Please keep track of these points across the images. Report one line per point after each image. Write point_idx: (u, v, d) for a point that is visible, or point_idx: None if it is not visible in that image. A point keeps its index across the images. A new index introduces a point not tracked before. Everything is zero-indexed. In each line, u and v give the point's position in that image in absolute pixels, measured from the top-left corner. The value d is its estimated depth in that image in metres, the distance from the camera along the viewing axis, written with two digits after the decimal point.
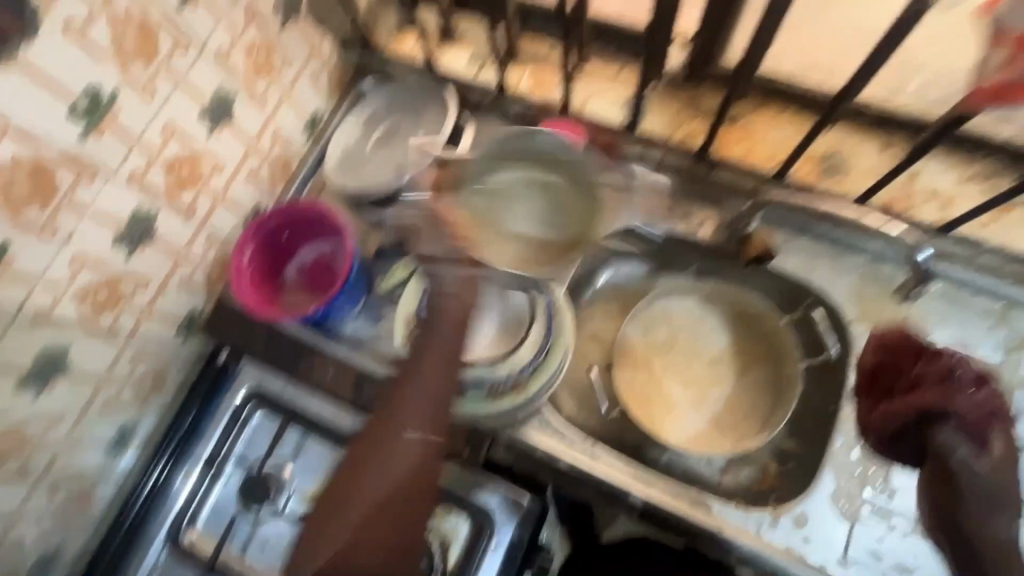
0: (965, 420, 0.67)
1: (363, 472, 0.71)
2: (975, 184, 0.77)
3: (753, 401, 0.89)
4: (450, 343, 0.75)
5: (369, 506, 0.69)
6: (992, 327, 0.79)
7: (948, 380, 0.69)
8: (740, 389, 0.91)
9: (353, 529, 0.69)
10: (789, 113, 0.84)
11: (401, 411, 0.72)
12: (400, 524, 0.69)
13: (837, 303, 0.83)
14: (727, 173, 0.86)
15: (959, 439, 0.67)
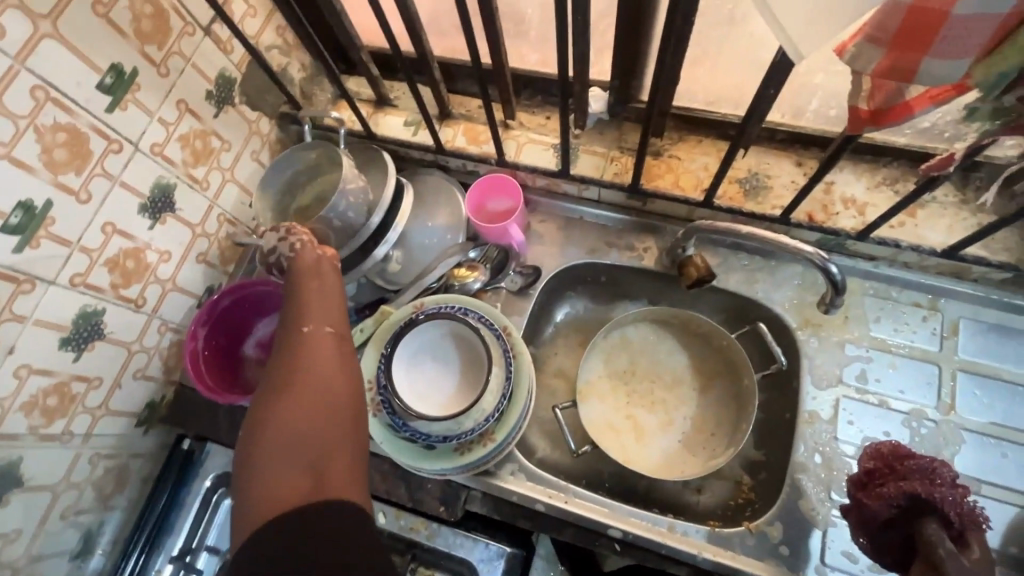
0: (954, 526, 0.65)
1: (289, 375, 0.61)
2: (884, 189, 0.83)
3: (717, 417, 0.92)
4: (316, 265, 0.71)
5: (297, 406, 0.58)
6: (924, 317, 0.84)
7: (942, 485, 0.66)
8: (704, 405, 0.93)
9: (292, 431, 0.56)
10: (707, 142, 0.90)
11: (293, 320, 0.66)
12: (312, 415, 0.58)
13: (779, 312, 0.87)
14: (659, 202, 0.91)
15: (945, 538, 0.64)
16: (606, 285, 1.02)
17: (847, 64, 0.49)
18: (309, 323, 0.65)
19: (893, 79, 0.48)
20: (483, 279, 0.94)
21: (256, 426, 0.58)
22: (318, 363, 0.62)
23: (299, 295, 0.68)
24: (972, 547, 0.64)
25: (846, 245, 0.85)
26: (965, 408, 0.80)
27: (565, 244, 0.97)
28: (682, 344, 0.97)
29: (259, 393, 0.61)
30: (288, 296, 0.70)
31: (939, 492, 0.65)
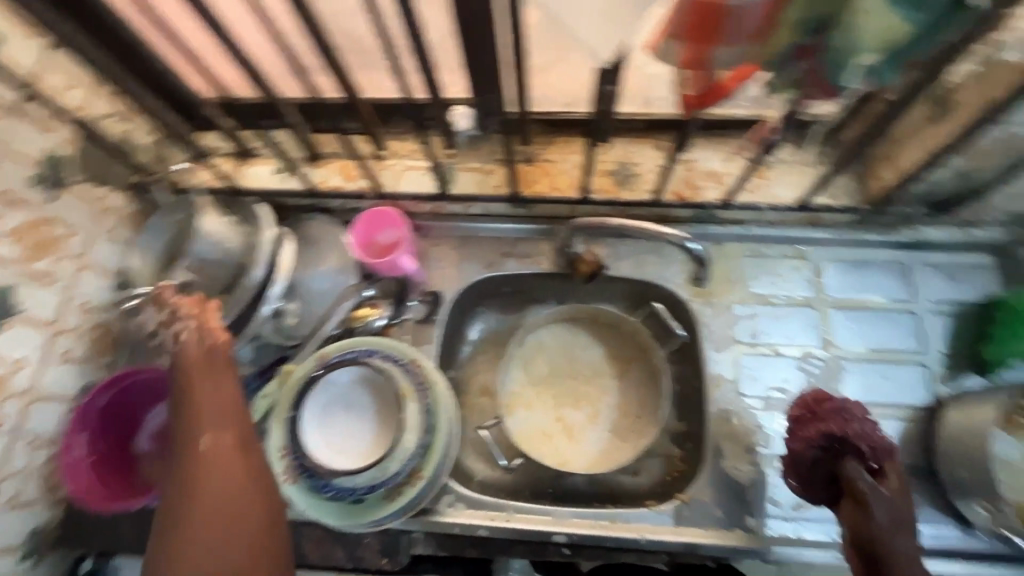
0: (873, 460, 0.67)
1: (192, 490, 0.61)
2: (737, 158, 0.90)
3: (639, 399, 0.95)
4: (204, 356, 0.68)
5: (204, 525, 0.60)
6: (796, 267, 0.92)
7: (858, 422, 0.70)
8: (624, 391, 0.96)
9: (206, 546, 0.59)
10: (574, 141, 0.93)
11: (190, 424, 0.65)
12: (223, 530, 0.60)
13: (673, 289, 0.92)
14: (543, 206, 0.93)
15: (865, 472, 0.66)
16: (513, 294, 1.02)
17: (657, 58, 0.52)
18: (202, 425, 0.64)
19: (695, 68, 0.52)
20: (387, 314, 0.92)
21: (170, 542, 0.59)
22: (226, 469, 0.63)
23: (188, 395, 0.66)
24: (889, 478, 0.66)
25: (716, 214, 0.91)
26: (844, 342, 0.88)
27: (462, 263, 0.96)
28: (595, 337, 1.00)
29: (167, 502, 0.62)
30: (175, 394, 0.67)
31: (850, 426, 0.69)
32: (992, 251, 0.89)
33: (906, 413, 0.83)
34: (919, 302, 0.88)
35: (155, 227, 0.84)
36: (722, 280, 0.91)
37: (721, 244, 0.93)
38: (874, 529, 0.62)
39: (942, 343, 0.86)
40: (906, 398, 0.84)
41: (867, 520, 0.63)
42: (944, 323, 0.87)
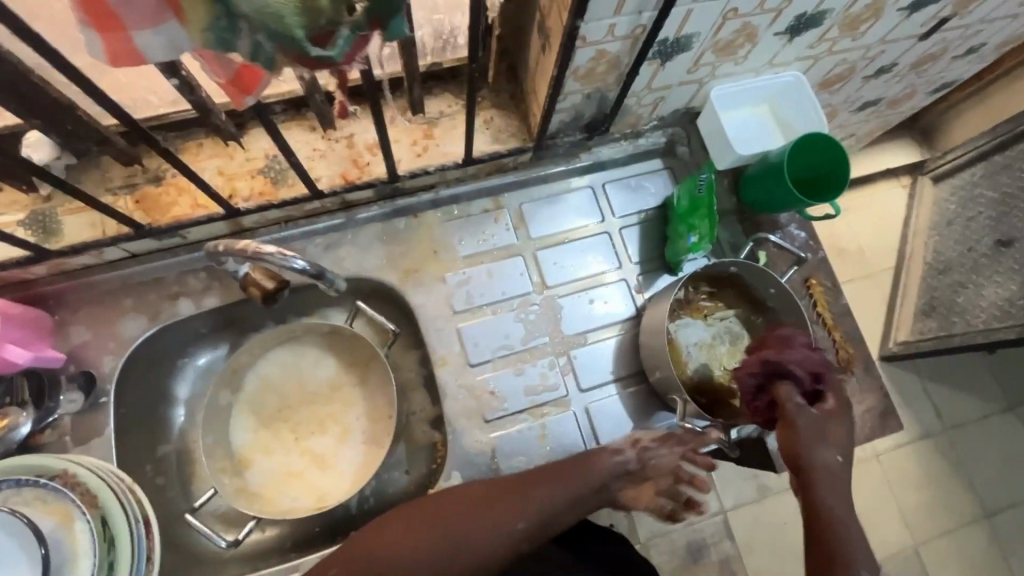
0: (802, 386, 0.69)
1: (450, 512, 0.67)
2: (396, 124, 0.82)
3: (380, 399, 0.88)
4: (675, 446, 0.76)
5: (425, 532, 0.66)
6: (497, 219, 0.89)
7: (785, 352, 0.71)
8: (370, 395, 0.89)
9: (416, 533, 0.65)
10: (207, 144, 0.77)
11: (539, 490, 0.69)
12: (446, 527, 0.66)
13: (377, 277, 0.84)
14: (193, 230, 0.77)
15: (796, 395, 0.68)
16: (217, 333, 0.87)
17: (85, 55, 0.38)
18: (534, 495, 0.69)
19: (131, 64, 0.39)
20: (30, 417, 0.71)
21: (426, 507, 0.67)
22: (472, 517, 0.67)
23: (565, 478, 0.71)
24: (830, 400, 0.69)
25: (399, 186, 0.84)
26: (555, 279, 0.89)
27: (120, 323, 0.78)
28: (320, 351, 0.90)
29: (475, 506, 0.68)
30: (588, 453, 0.74)
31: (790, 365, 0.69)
32: (659, 155, 0.94)
33: (623, 329, 0.88)
34: (608, 221, 0.92)
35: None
36: (428, 252, 0.86)
37: (418, 215, 0.86)
38: (806, 450, 0.65)
39: (635, 255, 0.91)
40: (616, 312, 0.89)
41: (802, 420, 0.66)
42: (632, 234, 0.92)
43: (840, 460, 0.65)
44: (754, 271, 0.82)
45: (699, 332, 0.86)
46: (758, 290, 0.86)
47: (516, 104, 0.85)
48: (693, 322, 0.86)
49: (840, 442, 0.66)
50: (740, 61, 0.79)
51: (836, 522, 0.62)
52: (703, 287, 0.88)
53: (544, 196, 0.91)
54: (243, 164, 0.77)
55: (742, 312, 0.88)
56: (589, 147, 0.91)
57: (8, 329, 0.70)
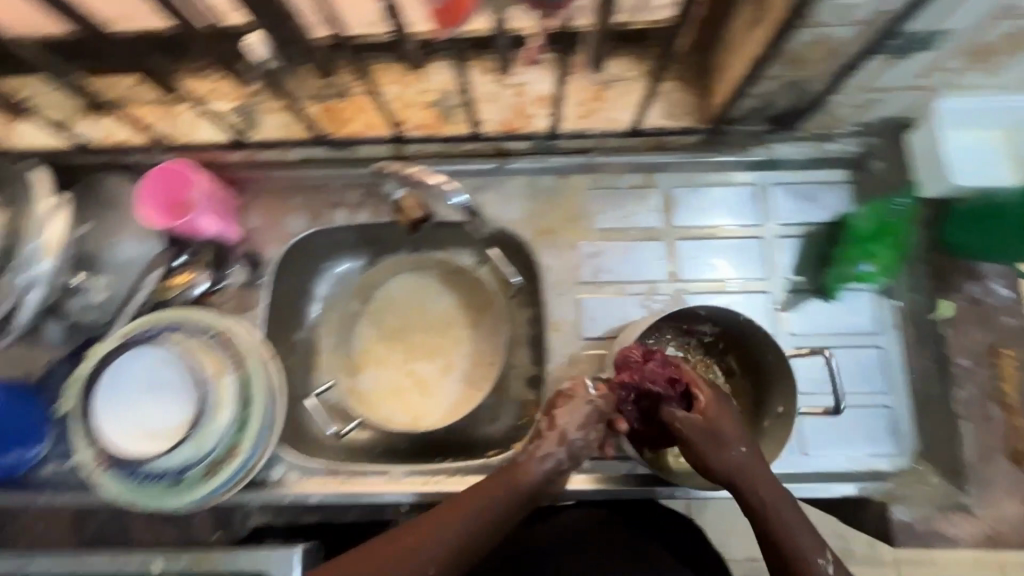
0: (670, 395, 0.69)
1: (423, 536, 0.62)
2: (568, 80, 0.80)
3: (485, 345, 0.92)
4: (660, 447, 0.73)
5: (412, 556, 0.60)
6: (644, 198, 0.85)
7: (635, 371, 0.70)
8: (475, 340, 0.92)
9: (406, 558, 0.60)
10: (392, 69, 0.81)
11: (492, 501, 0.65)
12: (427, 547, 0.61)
13: (511, 230, 0.85)
14: (363, 147, 0.83)
15: (675, 408, 0.68)
16: (359, 247, 0.94)
17: None
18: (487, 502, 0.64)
19: None
20: (205, 280, 0.83)
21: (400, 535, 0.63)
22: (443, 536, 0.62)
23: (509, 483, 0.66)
24: (701, 395, 0.68)
25: (555, 144, 0.82)
26: (690, 274, 0.84)
27: (286, 218, 0.87)
28: (443, 285, 0.94)
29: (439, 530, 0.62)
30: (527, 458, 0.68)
31: (654, 384, 0.69)
32: (847, 166, 0.83)
33: None
34: (766, 227, 0.84)
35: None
36: (567, 215, 0.85)
37: (566, 176, 0.85)
38: (714, 466, 0.65)
39: (786, 269, 0.83)
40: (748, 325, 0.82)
41: (703, 434, 0.66)
42: (790, 247, 0.83)
43: (744, 451, 0.66)
44: (777, 362, 0.74)
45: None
46: (770, 400, 0.77)
47: (701, 79, 0.78)
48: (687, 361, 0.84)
49: (735, 436, 0.66)
50: (992, 73, 0.66)
51: (775, 515, 0.64)
52: (727, 359, 0.83)
53: (700, 184, 0.85)
54: (418, 93, 0.80)
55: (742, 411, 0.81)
56: (767, 141, 0.82)
57: (206, 199, 0.80)
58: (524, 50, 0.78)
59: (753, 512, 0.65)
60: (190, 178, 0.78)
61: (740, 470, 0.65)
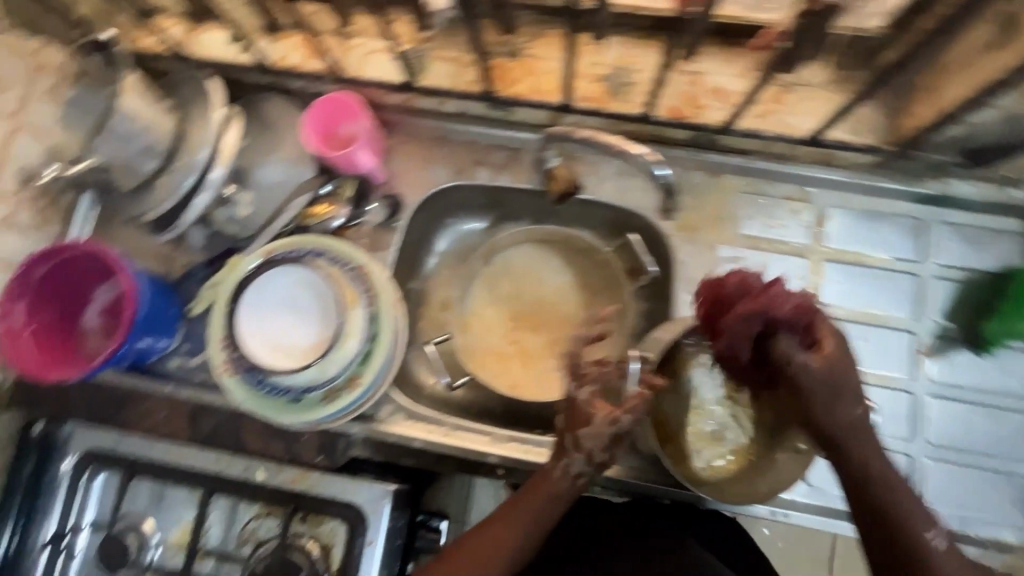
0: (794, 331, 0.62)
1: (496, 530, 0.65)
2: (750, 76, 0.76)
3: (596, 330, 0.91)
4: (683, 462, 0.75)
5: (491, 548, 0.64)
6: (796, 211, 0.82)
7: (759, 300, 0.63)
8: (588, 323, 0.92)
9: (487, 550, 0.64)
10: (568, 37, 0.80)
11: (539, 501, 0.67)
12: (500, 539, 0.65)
13: (653, 220, 0.83)
14: (521, 109, 0.82)
15: (795, 348, 0.62)
16: (488, 209, 0.94)
17: None
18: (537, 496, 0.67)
19: None
20: (344, 215, 0.85)
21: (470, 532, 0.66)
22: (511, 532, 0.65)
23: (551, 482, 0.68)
24: (827, 340, 0.62)
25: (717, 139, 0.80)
26: (832, 298, 0.80)
27: (430, 168, 0.88)
28: (563, 262, 0.94)
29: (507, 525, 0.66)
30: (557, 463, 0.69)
31: (782, 313, 0.61)
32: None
33: (888, 383, 0.77)
34: (924, 264, 0.79)
35: (76, 101, 0.79)
36: (712, 215, 0.82)
37: (718, 174, 0.82)
38: (824, 418, 0.61)
39: (938, 312, 0.78)
40: (886, 362, 0.78)
41: (816, 380, 0.61)
42: (945, 290, 0.79)
43: (859, 410, 0.61)
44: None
45: (706, 391, 0.81)
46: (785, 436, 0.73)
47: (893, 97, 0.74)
48: (719, 383, 0.81)
49: (854, 391, 0.61)
50: None
51: (882, 482, 0.60)
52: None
53: (859, 208, 0.81)
54: (591, 65, 0.79)
55: (758, 436, 0.78)
56: (946, 175, 0.77)
57: (367, 138, 0.83)
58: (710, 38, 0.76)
59: (856, 478, 0.61)
60: (357, 115, 0.82)
61: (852, 426, 0.61)
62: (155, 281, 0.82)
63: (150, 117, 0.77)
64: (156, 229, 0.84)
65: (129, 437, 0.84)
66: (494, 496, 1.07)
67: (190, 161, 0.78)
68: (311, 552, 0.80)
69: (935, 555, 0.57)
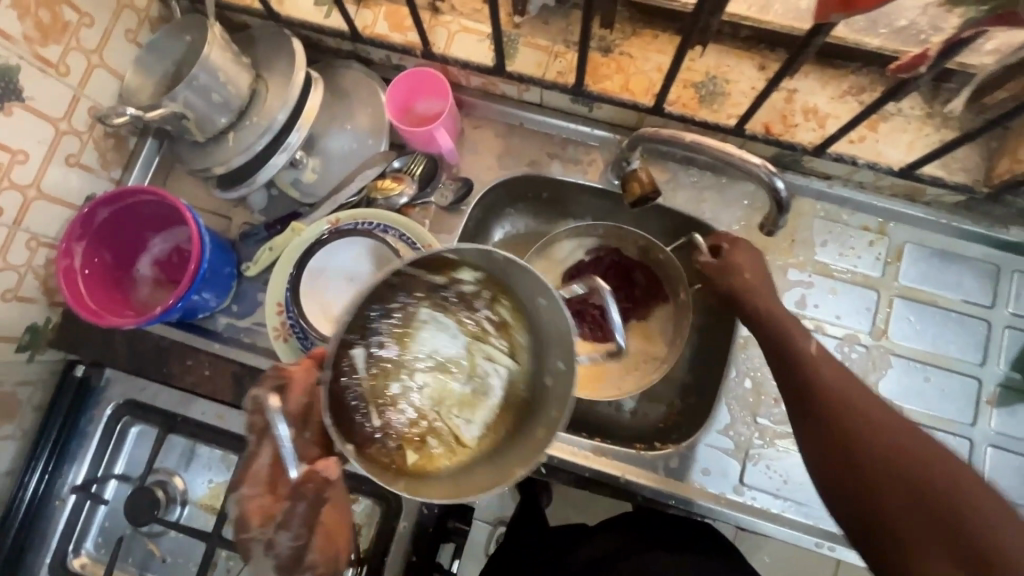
0: (631, 279, 0.87)
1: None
2: (848, 100, 0.75)
3: (663, 333, 0.86)
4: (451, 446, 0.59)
5: None
6: (871, 242, 0.80)
7: (604, 271, 0.87)
8: (654, 326, 0.87)
9: None
10: (664, 37, 0.79)
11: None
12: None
13: (724, 234, 0.81)
14: (606, 106, 0.80)
15: (636, 290, 0.87)
16: (552, 206, 0.91)
17: None
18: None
19: None
20: (410, 193, 0.83)
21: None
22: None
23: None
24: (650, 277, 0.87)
25: (802, 161, 0.78)
26: (899, 335, 0.78)
27: (503, 155, 0.86)
28: (610, 256, 0.87)
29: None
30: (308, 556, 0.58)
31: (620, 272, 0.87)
32: None
33: (946, 427, 0.76)
34: (996, 311, 0.78)
35: (156, 44, 0.77)
36: (787, 235, 0.80)
37: (796, 196, 0.81)
38: (721, 280, 0.71)
39: (1005, 361, 0.77)
40: (946, 405, 0.77)
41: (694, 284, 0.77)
42: (1015, 340, 0.77)
43: (747, 277, 0.69)
44: (544, 297, 0.57)
45: (443, 346, 0.62)
46: (546, 355, 0.60)
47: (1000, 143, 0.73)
48: (452, 333, 0.62)
49: (738, 263, 0.71)
50: None
51: (776, 322, 0.66)
52: (495, 308, 0.62)
53: (935, 246, 0.80)
54: (684, 70, 0.77)
55: (518, 377, 0.62)
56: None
57: (451, 117, 0.81)
58: (811, 58, 0.75)
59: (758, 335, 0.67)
60: (445, 93, 0.81)
61: (738, 290, 0.69)
62: (215, 237, 0.81)
63: (233, 72, 0.74)
64: (222, 184, 0.82)
65: (171, 392, 0.83)
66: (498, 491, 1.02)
67: (268, 122, 0.77)
68: None
69: (846, 394, 0.59)
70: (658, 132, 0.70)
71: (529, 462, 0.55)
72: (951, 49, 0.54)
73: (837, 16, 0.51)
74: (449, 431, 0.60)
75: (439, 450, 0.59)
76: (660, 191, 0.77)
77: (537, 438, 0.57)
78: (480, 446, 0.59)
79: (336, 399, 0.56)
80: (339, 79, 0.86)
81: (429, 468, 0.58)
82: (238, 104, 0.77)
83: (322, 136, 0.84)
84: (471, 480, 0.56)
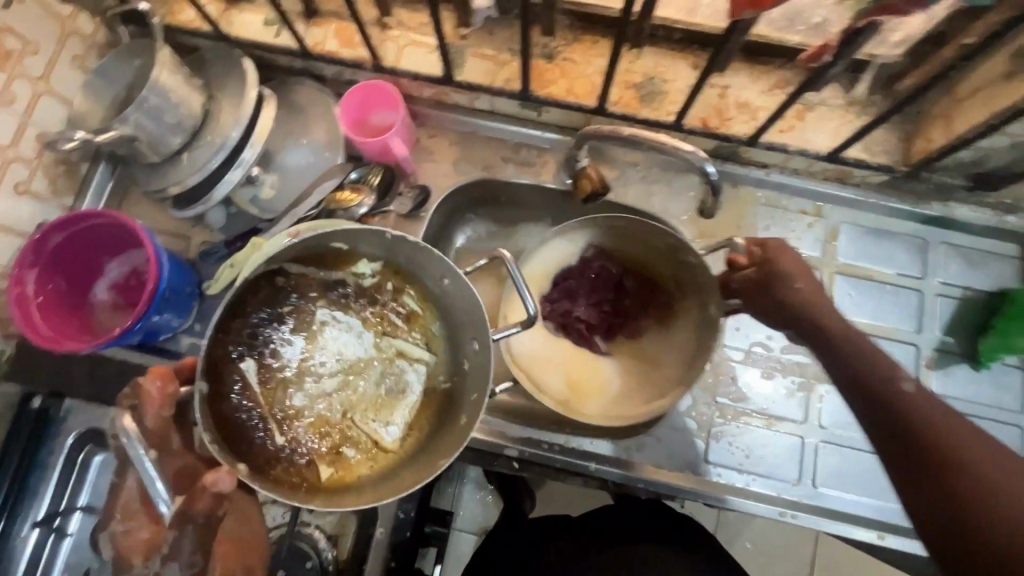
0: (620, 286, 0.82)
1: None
2: (776, 93, 0.80)
3: (663, 351, 0.79)
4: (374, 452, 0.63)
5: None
6: (809, 224, 0.85)
7: (595, 277, 0.81)
8: (650, 340, 0.81)
9: None
10: (603, 42, 0.83)
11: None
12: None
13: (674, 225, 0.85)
14: (553, 109, 0.84)
15: (631, 297, 0.82)
16: (511, 209, 0.94)
17: None
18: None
19: None
20: (370, 203, 0.82)
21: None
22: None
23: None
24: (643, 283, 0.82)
25: (740, 152, 0.83)
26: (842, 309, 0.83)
27: (459, 161, 0.89)
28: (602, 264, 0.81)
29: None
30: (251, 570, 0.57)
31: (610, 280, 0.81)
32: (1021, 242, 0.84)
33: None
34: (927, 281, 0.84)
35: (103, 69, 0.77)
36: (731, 222, 0.85)
37: (738, 185, 0.86)
38: (777, 293, 0.64)
39: (939, 327, 0.82)
40: None
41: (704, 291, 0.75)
42: (945, 306, 0.83)
43: (799, 287, 0.63)
44: (452, 284, 0.64)
45: (348, 349, 0.65)
46: (460, 339, 0.67)
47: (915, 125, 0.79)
48: (356, 333, 0.66)
49: (784, 272, 0.64)
50: None
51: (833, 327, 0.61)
52: (401, 299, 0.68)
53: (868, 225, 0.85)
54: (624, 72, 0.82)
55: (435, 368, 0.68)
56: (947, 200, 0.83)
57: (403, 127, 0.84)
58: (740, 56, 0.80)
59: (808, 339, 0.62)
60: (395, 103, 0.84)
61: (789, 302, 0.63)
62: (174, 257, 0.81)
63: (184, 93, 0.75)
64: (179, 204, 0.83)
65: None
66: (482, 500, 1.06)
67: (222, 140, 0.78)
68: (317, 542, 0.79)
69: (927, 414, 0.52)
70: (603, 128, 0.73)
71: (452, 451, 0.61)
72: (854, 41, 0.59)
73: (747, 13, 0.56)
74: (366, 437, 0.64)
75: (358, 459, 0.63)
76: (609, 187, 0.80)
77: (460, 424, 0.63)
78: (398, 446, 0.64)
79: (220, 416, 0.59)
80: (293, 94, 0.87)
81: (348, 482, 0.61)
82: (191, 123, 0.78)
83: (278, 152, 0.85)
84: (390, 485, 0.61)
